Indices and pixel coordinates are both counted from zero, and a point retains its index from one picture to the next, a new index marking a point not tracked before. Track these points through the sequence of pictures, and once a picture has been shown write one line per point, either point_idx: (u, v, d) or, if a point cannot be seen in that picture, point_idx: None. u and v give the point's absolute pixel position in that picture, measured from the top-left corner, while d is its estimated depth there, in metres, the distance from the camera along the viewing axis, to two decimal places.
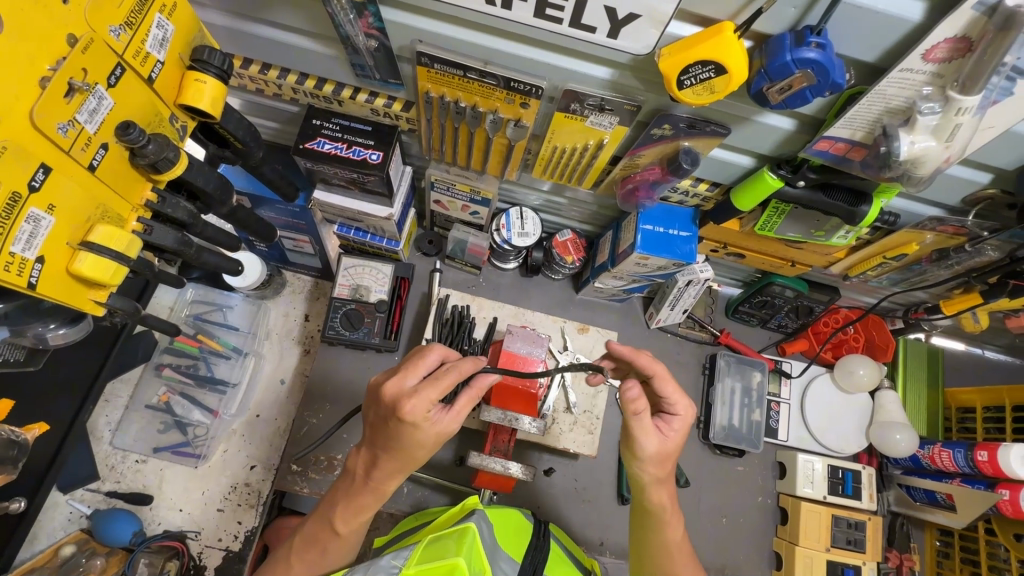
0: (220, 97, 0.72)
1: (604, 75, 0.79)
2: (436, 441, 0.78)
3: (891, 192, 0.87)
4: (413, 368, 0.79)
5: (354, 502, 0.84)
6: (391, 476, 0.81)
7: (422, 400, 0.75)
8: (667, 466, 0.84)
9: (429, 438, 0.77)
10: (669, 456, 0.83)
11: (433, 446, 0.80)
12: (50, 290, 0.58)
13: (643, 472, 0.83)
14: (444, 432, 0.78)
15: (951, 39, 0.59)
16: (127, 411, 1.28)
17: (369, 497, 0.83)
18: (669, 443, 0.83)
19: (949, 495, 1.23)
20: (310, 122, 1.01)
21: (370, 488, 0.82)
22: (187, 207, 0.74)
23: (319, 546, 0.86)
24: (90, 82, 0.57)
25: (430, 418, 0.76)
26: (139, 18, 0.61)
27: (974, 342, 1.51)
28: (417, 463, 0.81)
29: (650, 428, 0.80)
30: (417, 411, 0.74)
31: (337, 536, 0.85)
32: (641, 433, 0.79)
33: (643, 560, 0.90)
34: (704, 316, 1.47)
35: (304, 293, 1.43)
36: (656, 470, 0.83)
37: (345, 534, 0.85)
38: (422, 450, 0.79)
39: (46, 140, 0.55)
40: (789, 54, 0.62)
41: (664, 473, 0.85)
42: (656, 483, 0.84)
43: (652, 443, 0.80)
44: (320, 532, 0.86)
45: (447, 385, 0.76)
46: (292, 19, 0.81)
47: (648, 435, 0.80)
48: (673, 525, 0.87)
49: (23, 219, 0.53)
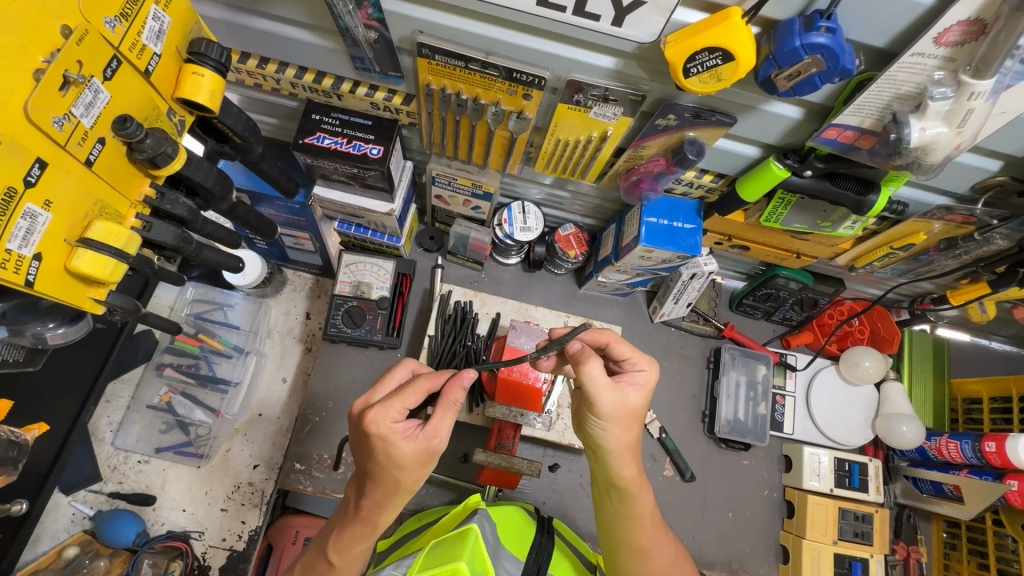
0: (218, 91, 0.71)
1: (608, 65, 0.78)
2: (417, 460, 0.76)
3: (900, 179, 0.85)
4: (385, 387, 0.83)
5: (347, 529, 0.82)
6: (381, 503, 0.79)
7: (387, 412, 0.76)
8: (633, 428, 0.83)
9: (406, 453, 0.75)
10: (632, 417, 0.82)
11: (422, 466, 0.77)
12: (48, 288, 0.57)
13: (608, 439, 0.82)
14: (424, 450, 0.76)
15: (964, 22, 0.58)
16: (129, 411, 1.27)
17: (361, 527, 0.81)
18: (631, 403, 0.82)
19: (956, 487, 1.22)
20: (309, 117, 0.99)
21: (362, 518, 0.80)
22: (186, 203, 0.72)
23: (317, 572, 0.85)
24: (86, 75, 0.56)
25: (399, 429, 0.75)
26: (134, 10, 0.60)
27: (980, 333, 1.50)
28: (407, 489, 0.78)
29: (609, 387, 0.78)
30: (383, 425, 0.75)
31: (331, 567, 0.83)
32: (600, 393, 0.78)
33: (614, 538, 0.90)
34: (708, 309, 1.44)
35: (305, 290, 1.41)
36: (620, 435, 0.82)
37: (340, 565, 0.83)
38: (408, 476, 0.77)
39: (41, 134, 0.53)
40: (798, 38, 0.61)
41: (629, 438, 0.83)
42: (623, 450, 0.83)
43: (613, 405, 0.79)
44: (318, 563, 0.85)
45: (412, 396, 0.78)
46: (289, 11, 0.80)
47: (608, 395, 0.78)
48: (643, 496, 0.86)
49: (19, 216, 0.52)
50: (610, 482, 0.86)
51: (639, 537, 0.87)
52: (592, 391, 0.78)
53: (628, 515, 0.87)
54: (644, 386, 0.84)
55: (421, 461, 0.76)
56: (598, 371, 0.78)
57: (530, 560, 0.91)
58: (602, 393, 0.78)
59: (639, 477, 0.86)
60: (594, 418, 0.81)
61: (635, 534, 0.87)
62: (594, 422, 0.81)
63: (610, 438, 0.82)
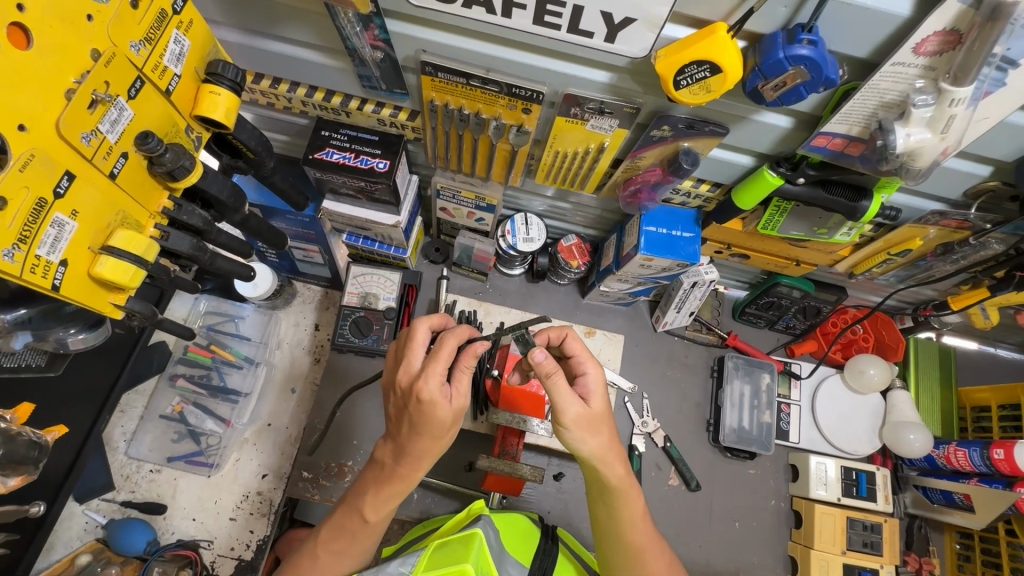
0: (233, 108, 0.75)
1: (603, 79, 0.81)
2: (453, 420, 0.81)
3: (892, 186, 0.87)
4: (415, 349, 0.84)
5: (385, 488, 0.86)
6: (421, 461, 0.85)
7: (432, 376, 0.79)
8: (603, 433, 0.84)
9: (447, 416, 0.79)
10: (599, 421, 0.83)
11: (453, 425, 0.82)
12: (73, 292, 0.61)
13: (583, 445, 0.83)
14: (459, 412, 0.81)
15: (940, 32, 0.60)
16: (142, 422, 1.30)
17: (398, 484, 0.85)
18: (592, 407, 0.84)
19: (967, 496, 1.20)
20: (319, 133, 1.04)
21: (399, 475, 0.85)
22: (202, 214, 0.76)
23: (347, 535, 0.88)
24: (112, 94, 0.60)
25: (437, 386, 0.79)
26: (157, 34, 0.65)
27: (987, 341, 1.50)
28: (442, 445, 0.84)
29: (572, 396, 0.80)
30: (430, 387, 0.78)
31: (367, 524, 0.87)
32: (562, 402, 0.80)
33: (612, 542, 0.90)
34: (711, 318, 1.46)
35: (314, 302, 1.44)
36: (593, 440, 0.83)
37: (374, 522, 0.87)
38: (442, 432, 0.82)
39: (71, 148, 0.57)
40: (782, 51, 0.64)
41: (603, 441, 0.84)
42: (601, 454, 0.84)
43: (575, 411, 0.80)
44: (349, 522, 0.88)
45: (448, 355, 0.80)
46: (300, 33, 0.85)
47: (571, 402, 0.80)
48: (632, 494, 0.88)
49: (48, 224, 0.56)
50: (601, 484, 0.87)
51: (633, 538, 0.88)
52: (558, 402, 0.80)
53: (624, 517, 0.88)
54: (596, 388, 0.86)
55: (457, 420, 0.82)
56: (563, 381, 0.81)
57: (533, 567, 0.91)
58: (563, 398, 0.80)
59: (628, 475, 0.87)
60: (562, 428, 0.83)
61: (628, 535, 0.89)
62: (562, 433, 0.83)
63: (584, 445, 0.83)
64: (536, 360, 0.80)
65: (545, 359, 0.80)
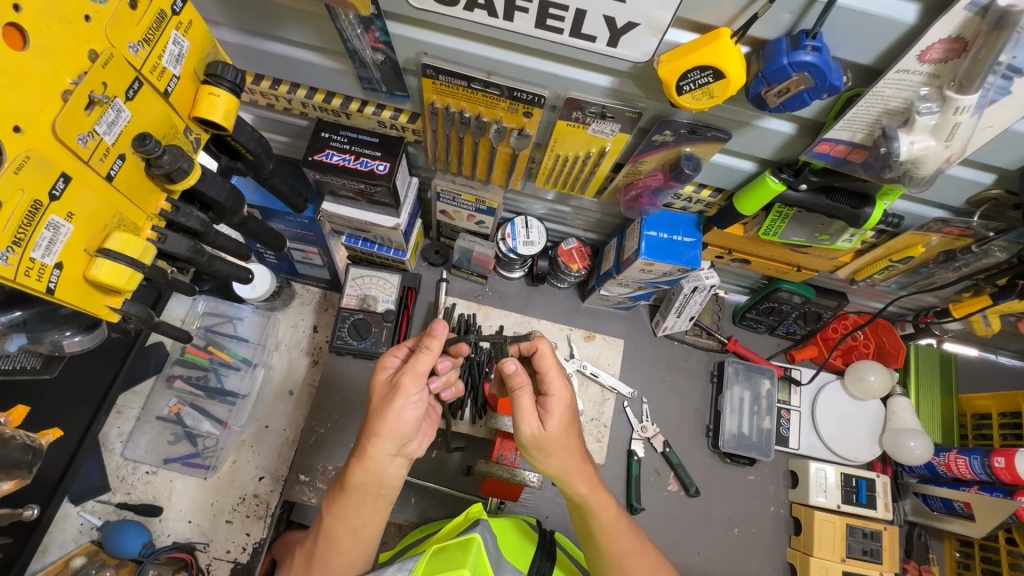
0: (232, 110, 0.74)
1: (605, 83, 0.80)
2: (384, 394, 0.84)
3: (895, 193, 0.87)
4: None
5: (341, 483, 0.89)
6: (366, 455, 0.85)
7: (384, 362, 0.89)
8: (565, 453, 0.85)
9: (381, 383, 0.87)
10: (557, 444, 0.84)
11: (385, 400, 0.83)
12: (68, 296, 0.60)
13: (545, 464, 0.86)
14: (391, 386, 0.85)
15: (946, 40, 0.60)
16: (139, 423, 1.29)
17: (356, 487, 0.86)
18: (553, 428, 0.84)
19: (967, 504, 1.20)
20: (319, 135, 1.03)
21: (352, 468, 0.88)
22: (199, 216, 0.76)
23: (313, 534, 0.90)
24: (110, 95, 0.60)
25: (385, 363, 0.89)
26: (156, 35, 0.64)
27: (988, 348, 1.49)
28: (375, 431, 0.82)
29: (529, 411, 0.82)
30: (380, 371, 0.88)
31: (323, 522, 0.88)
32: (521, 416, 0.81)
33: (592, 551, 0.91)
34: (711, 323, 1.45)
35: (312, 304, 1.44)
36: (554, 460, 0.85)
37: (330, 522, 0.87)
38: (376, 411, 0.83)
39: (67, 150, 0.57)
40: (785, 57, 0.64)
41: (564, 463, 0.85)
42: (563, 473, 0.86)
43: (532, 430, 0.82)
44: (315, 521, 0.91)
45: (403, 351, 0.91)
46: (300, 34, 0.84)
47: (529, 419, 0.82)
48: (603, 507, 0.88)
49: (43, 226, 0.55)
50: (568, 497, 0.90)
51: (610, 546, 0.89)
52: (520, 419, 0.82)
53: (597, 529, 0.89)
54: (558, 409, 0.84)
55: (387, 395, 0.83)
56: (527, 398, 0.81)
57: (531, 572, 0.91)
58: (522, 415, 0.82)
59: (594, 492, 0.88)
60: (523, 447, 0.85)
61: (605, 546, 0.89)
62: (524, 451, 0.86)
63: (545, 463, 0.86)
64: (509, 371, 0.80)
65: (517, 369, 0.80)
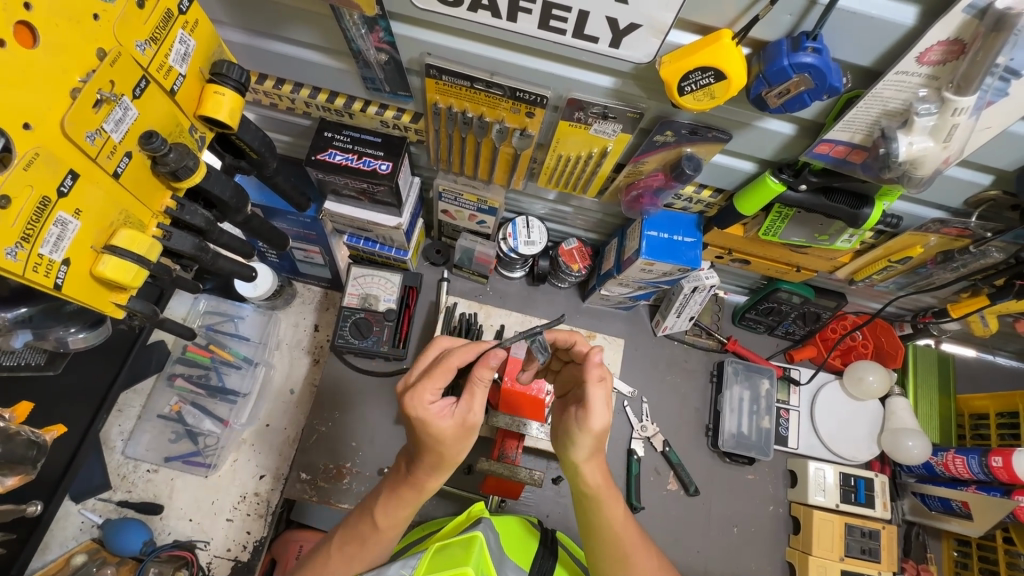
0: (237, 109, 0.75)
1: (607, 84, 0.81)
2: (456, 436, 0.77)
3: (894, 194, 0.88)
4: (419, 368, 0.85)
5: (395, 494, 0.86)
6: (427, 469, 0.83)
7: (421, 394, 0.77)
8: (608, 442, 0.84)
9: (445, 430, 0.76)
10: None
11: (462, 441, 0.79)
12: (75, 292, 0.61)
13: (587, 451, 0.82)
14: (460, 425, 0.77)
15: (944, 42, 0.61)
16: (140, 421, 1.30)
17: (410, 491, 0.85)
18: (607, 417, 0.84)
19: (965, 503, 1.20)
20: (322, 134, 1.04)
21: (411, 482, 0.85)
22: (204, 214, 0.76)
23: (358, 538, 0.88)
24: (117, 93, 0.60)
25: (434, 410, 0.76)
26: (163, 34, 0.65)
27: (986, 348, 1.50)
28: (451, 462, 0.81)
29: (606, 404, 0.79)
30: (418, 403, 0.76)
31: (376, 529, 0.87)
32: (596, 409, 0.78)
33: (597, 545, 0.90)
34: (711, 323, 1.46)
35: (313, 303, 1.44)
36: (593, 447, 0.82)
37: (383, 529, 0.87)
38: (452, 453, 0.79)
39: (75, 147, 0.57)
40: (786, 58, 0.64)
41: (603, 448, 0.84)
42: (600, 461, 0.84)
43: (604, 420, 0.80)
44: (361, 525, 0.89)
45: (442, 372, 0.78)
46: (304, 34, 0.85)
47: (602, 410, 0.79)
48: (612, 501, 0.88)
49: (51, 223, 0.56)
50: (578, 488, 0.87)
51: (618, 546, 0.89)
52: (590, 412, 0.78)
53: (605, 525, 0.89)
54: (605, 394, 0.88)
55: (460, 435, 0.78)
56: (596, 392, 0.78)
57: (533, 570, 0.91)
58: (600, 406, 0.79)
59: (606, 484, 0.87)
60: (575, 431, 0.80)
61: (614, 541, 0.89)
62: (574, 436, 0.81)
63: (581, 452, 0.82)
64: (576, 362, 0.77)
65: (601, 364, 0.78)
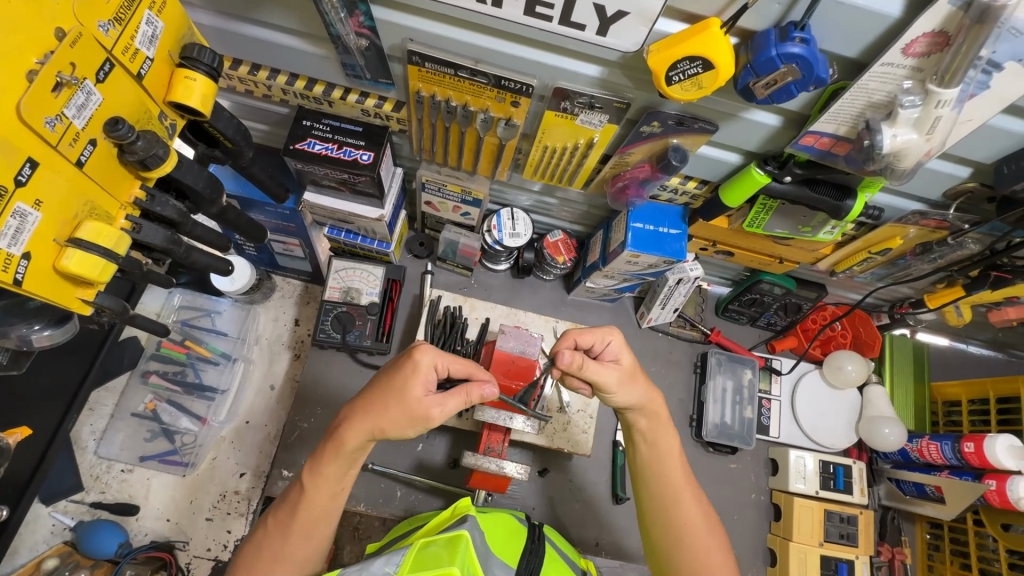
0: (209, 95, 0.72)
1: (593, 73, 0.80)
2: (408, 413, 0.77)
3: (876, 185, 0.88)
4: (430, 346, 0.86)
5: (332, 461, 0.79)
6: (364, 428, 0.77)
7: (433, 356, 0.80)
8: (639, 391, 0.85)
9: (414, 396, 0.77)
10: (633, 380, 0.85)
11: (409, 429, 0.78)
12: (36, 287, 0.57)
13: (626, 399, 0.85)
14: (419, 411, 0.77)
15: (930, 33, 0.61)
16: (112, 420, 1.25)
17: (340, 453, 0.78)
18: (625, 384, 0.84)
19: (938, 487, 1.23)
20: (300, 123, 1.00)
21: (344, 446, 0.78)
22: (176, 206, 0.73)
23: (293, 506, 0.81)
24: (78, 77, 0.57)
25: (429, 372, 0.79)
26: (128, 15, 0.61)
27: (959, 337, 1.54)
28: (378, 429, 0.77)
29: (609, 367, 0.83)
30: (428, 361, 0.79)
31: (308, 493, 0.80)
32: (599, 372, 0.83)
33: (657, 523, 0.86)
34: (694, 315, 1.47)
35: (293, 297, 1.41)
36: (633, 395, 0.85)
37: (314, 491, 0.80)
38: (386, 416, 0.77)
39: (34, 134, 0.54)
40: (774, 48, 0.64)
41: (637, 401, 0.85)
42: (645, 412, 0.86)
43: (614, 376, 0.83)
44: (292, 491, 0.81)
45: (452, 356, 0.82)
46: (278, 18, 0.82)
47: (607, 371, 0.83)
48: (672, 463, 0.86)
49: (9, 215, 0.53)
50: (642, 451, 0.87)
51: (679, 515, 0.84)
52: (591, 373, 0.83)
53: (657, 489, 0.86)
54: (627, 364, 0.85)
55: (412, 422, 0.77)
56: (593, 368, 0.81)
57: (519, 568, 0.90)
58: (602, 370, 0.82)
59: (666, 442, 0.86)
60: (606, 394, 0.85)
61: (676, 512, 0.84)
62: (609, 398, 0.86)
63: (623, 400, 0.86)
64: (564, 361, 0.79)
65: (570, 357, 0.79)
